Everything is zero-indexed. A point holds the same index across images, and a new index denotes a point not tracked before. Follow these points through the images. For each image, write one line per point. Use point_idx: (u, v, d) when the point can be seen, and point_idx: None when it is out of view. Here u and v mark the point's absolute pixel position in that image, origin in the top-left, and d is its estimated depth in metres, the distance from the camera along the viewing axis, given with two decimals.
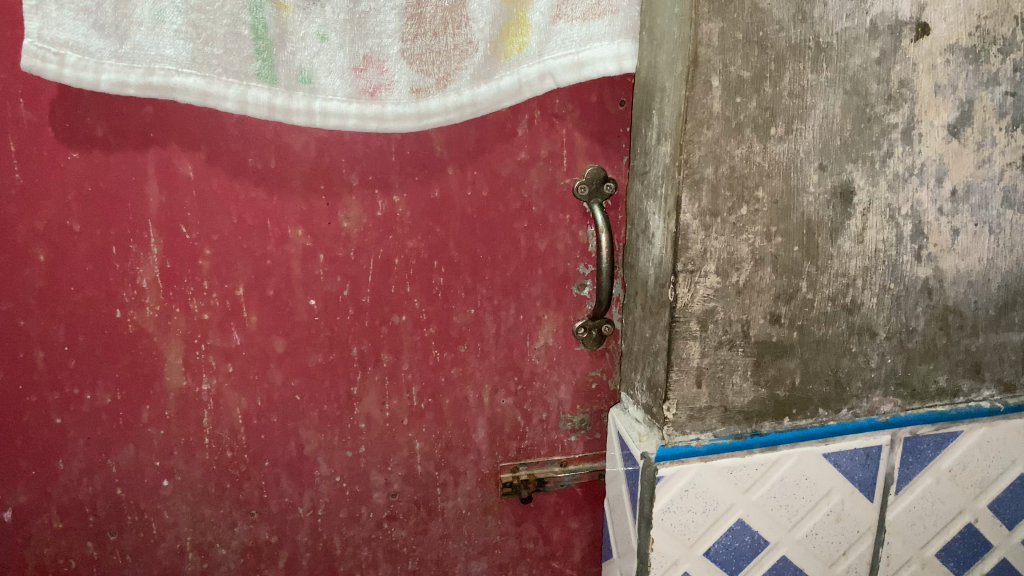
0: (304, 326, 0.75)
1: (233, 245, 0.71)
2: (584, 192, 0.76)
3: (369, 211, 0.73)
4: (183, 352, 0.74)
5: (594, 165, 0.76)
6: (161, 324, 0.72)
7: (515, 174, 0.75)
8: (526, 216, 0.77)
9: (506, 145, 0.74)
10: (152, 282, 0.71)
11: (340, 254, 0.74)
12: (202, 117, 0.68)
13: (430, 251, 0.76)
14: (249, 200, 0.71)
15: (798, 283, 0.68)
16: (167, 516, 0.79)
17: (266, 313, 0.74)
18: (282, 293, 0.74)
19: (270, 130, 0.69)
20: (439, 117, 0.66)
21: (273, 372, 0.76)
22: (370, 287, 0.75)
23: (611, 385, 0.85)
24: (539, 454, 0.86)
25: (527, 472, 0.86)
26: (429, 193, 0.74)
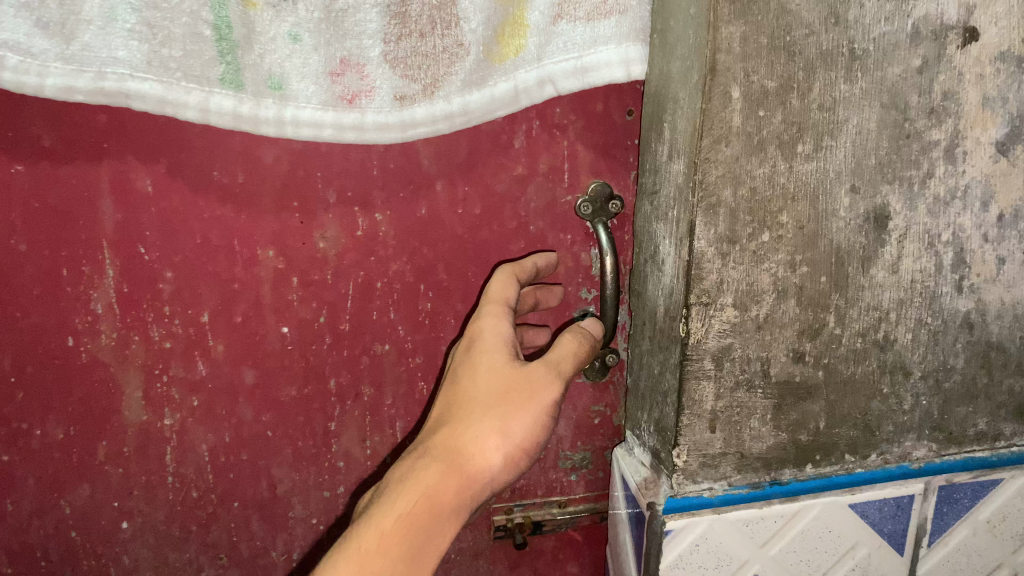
0: (276, 355, 0.70)
1: (197, 267, 0.66)
2: (588, 211, 0.69)
3: (348, 231, 0.67)
4: (143, 384, 0.70)
5: (598, 181, 0.69)
6: (118, 353, 0.68)
7: (511, 191, 0.68)
8: (523, 236, 0.70)
9: (502, 159, 0.67)
10: (107, 307, 0.66)
11: (316, 277, 0.68)
12: (161, 125, 0.61)
13: (417, 274, 0.69)
14: (216, 218, 0.65)
15: (826, 317, 0.60)
16: (127, 560, 0.76)
17: (234, 342, 0.69)
18: (251, 319, 0.69)
19: (237, 141, 0.63)
20: (424, 128, 0.60)
21: (243, 407, 0.72)
22: (349, 314, 0.70)
23: (616, 420, 0.78)
24: (536, 495, 0.80)
25: (523, 514, 0.80)
26: (416, 210, 0.67)
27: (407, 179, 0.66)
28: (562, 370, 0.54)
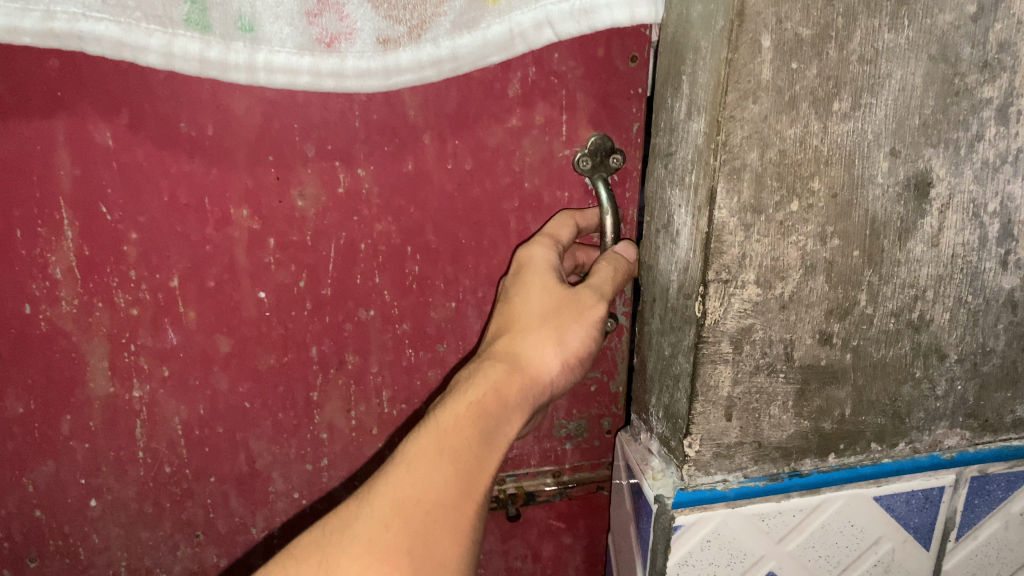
0: (254, 321, 0.69)
1: (165, 227, 0.64)
2: (586, 165, 0.66)
3: (329, 187, 0.65)
4: (108, 355, 0.68)
5: (598, 134, 0.66)
6: (81, 321, 0.66)
7: (505, 144, 0.65)
8: (516, 194, 0.68)
9: (495, 110, 0.64)
10: (67, 271, 0.64)
11: (295, 238, 0.66)
12: (121, 73, 0.58)
13: (403, 236, 0.68)
14: (182, 174, 0.62)
15: (857, 295, 0.54)
16: (96, 540, 0.77)
17: (205, 306, 0.68)
18: (226, 284, 0.67)
19: (205, 89, 0.59)
20: (409, 75, 0.53)
21: (218, 375, 0.71)
22: (332, 277, 0.68)
23: (611, 387, 0.77)
24: (528, 463, 0.81)
25: (515, 485, 0.81)
26: (401, 166, 0.65)
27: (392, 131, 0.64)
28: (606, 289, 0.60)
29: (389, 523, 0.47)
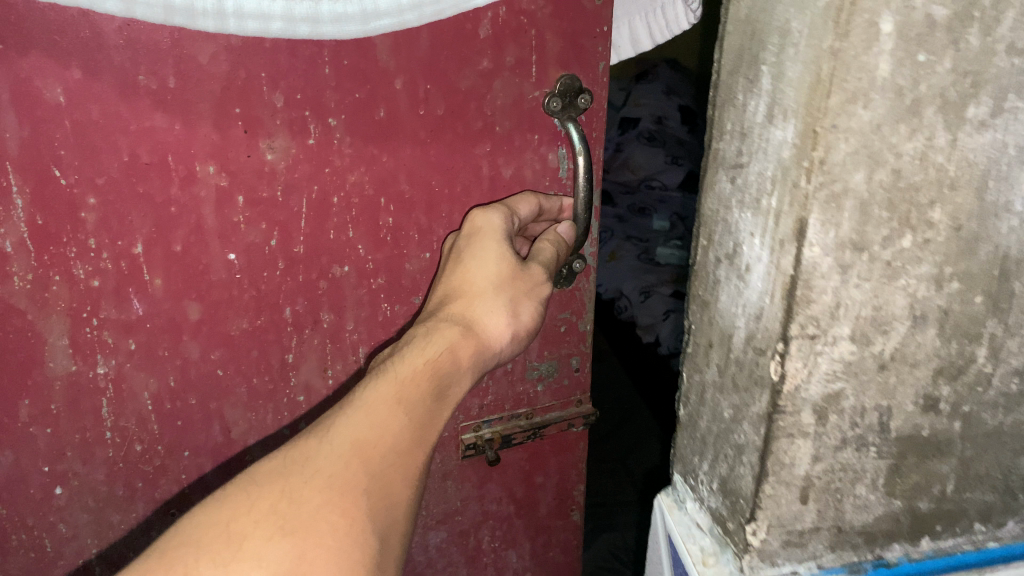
0: (221, 284, 1.23)
1: (119, 181, 1.09)
2: (553, 104, 1.28)
3: (309, 138, 1.17)
4: (68, 331, 1.15)
5: (564, 76, 1.26)
6: (41, 292, 1.11)
7: (474, 88, 1.22)
8: (487, 132, 1.27)
9: (469, 54, 1.19)
10: (18, 241, 1.07)
11: (265, 190, 1.18)
12: (86, 35, 0.99)
13: (375, 184, 1.24)
14: (142, 123, 1.06)
15: (963, 355, 0.76)
16: (67, 522, 1.31)
17: (173, 267, 1.18)
18: (185, 248, 1.18)
19: (172, 40, 1.02)
20: (384, 20, 1.05)
21: (186, 341, 1.25)
22: (319, 226, 1.24)
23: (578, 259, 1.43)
24: (499, 406, 1.62)
25: (489, 429, 1.63)
26: (378, 113, 1.19)
27: (358, 74, 1.14)
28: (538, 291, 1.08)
29: (350, 458, 0.78)
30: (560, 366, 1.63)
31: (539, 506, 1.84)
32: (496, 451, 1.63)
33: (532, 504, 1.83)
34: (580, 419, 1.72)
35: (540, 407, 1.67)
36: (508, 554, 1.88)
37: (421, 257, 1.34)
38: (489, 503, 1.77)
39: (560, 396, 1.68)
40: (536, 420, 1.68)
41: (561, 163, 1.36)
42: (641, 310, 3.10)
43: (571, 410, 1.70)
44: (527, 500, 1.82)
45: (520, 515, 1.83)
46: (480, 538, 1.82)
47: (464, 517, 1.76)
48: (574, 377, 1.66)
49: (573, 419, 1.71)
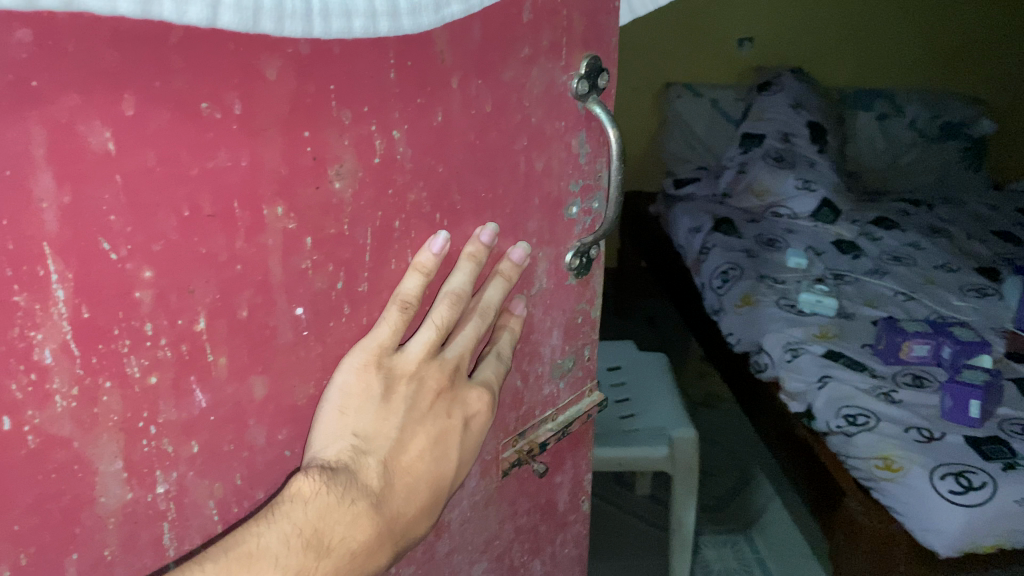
0: (285, 356, 0.87)
1: (186, 242, 0.74)
2: (580, 87, 1.00)
3: (368, 159, 0.83)
4: (122, 451, 0.79)
5: (588, 55, 1.00)
6: (93, 411, 0.74)
7: (516, 80, 0.93)
8: (524, 130, 0.97)
9: (515, 39, 0.90)
10: (61, 346, 0.70)
11: (330, 229, 0.83)
12: (147, 46, 0.65)
13: (430, 200, 0.90)
14: (209, 165, 0.73)
15: None
16: None
17: (238, 337, 0.82)
18: (253, 314, 0.82)
19: (243, 44, 0.70)
20: (457, 6, 0.78)
21: (252, 431, 0.89)
22: (378, 260, 0.89)
23: (578, 262, 1.15)
24: (533, 415, 1.21)
25: (526, 442, 1.21)
26: (433, 119, 0.86)
27: (417, 76, 0.82)
28: (442, 499, 0.98)
29: None
30: (576, 359, 1.25)
31: (556, 504, 1.38)
32: (539, 464, 1.21)
33: (551, 504, 1.36)
34: (597, 408, 1.33)
35: (565, 405, 1.27)
36: (531, 567, 1.38)
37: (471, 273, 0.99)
38: (521, 517, 1.29)
39: (577, 388, 1.29)
40: (561, 420, 1.27)
41: (582, 149, 1.07)
42: (789, 372, 2.66)
43: (586, 401, 1.31)
44: (549, 503, 1.36)
45: (543, 520, 1.36)
46: (512, 559, 1.32)
47: (500, 545, 1.27)
48: (587, 366, 1.28)
49: (589, 411, 1.33)
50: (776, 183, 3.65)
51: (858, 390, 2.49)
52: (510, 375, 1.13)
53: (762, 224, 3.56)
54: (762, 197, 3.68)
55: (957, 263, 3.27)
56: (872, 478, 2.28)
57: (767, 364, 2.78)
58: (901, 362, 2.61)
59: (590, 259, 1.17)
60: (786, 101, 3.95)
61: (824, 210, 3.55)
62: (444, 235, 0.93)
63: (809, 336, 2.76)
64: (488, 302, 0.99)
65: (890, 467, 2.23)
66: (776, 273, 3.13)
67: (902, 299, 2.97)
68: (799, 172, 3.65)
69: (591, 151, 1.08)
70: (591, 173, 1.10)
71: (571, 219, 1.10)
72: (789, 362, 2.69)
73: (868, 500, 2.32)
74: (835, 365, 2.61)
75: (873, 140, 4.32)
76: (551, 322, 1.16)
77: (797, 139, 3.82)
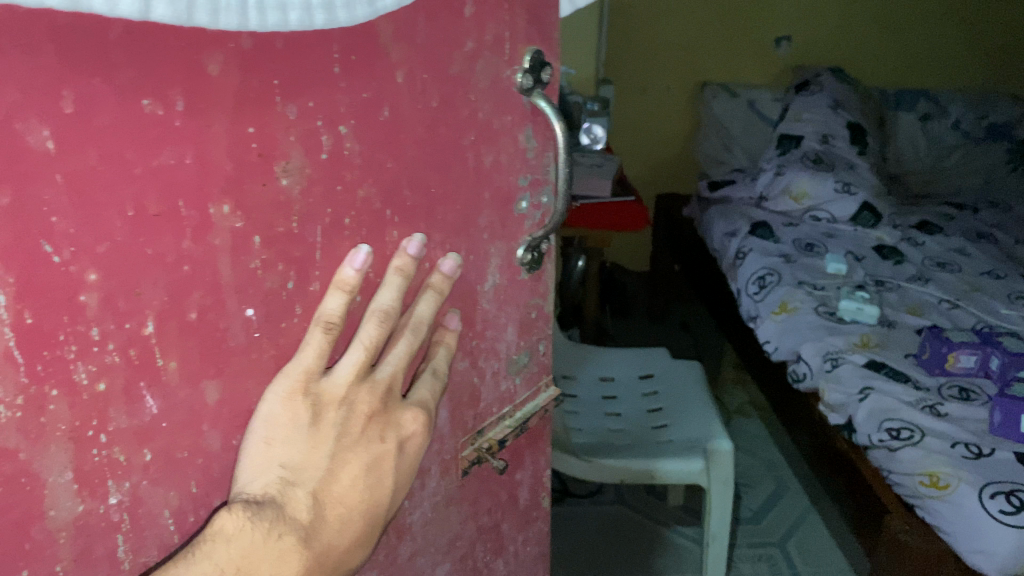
0: (242, 359, 0.83)
1: (134, 243, 0.70)
2: (524, 81, 0.97)
3: (314, 155, 0.80)
4: (73, 463, 0.73)
5: (531, 48, 0.97)
6: (42, 421, 0.70)
7: (461, 73, 0.90)
8: (470, 125, 0.94)
9: (456, 32, 0.88)
10: (6, 353, 0.65)
11: (279, 227, 0.80)
12: (85, 39, 0.62)
13: (379, 196, 0.87)
14: (156, 163, 0.69)
15: None
16: None
17: (191, 339, 0.78)
18: (206, 315, 0.79)
19: (186, 37, 0.68)
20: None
21: (210, 438, 0.85)
22: (329, 258, 0.86)
23: (530, 258, 1.11)
24: (492, 410, 1.16)
25: (486, 439, 1.16)
26: (381, 114, 0.84)
27: (362, 69, 0.80)
28: (382, 522, 0.96)
29: None
30: (532, 355, 1.21)
31: (516, 502, 1.31)
32: (501, 462, 1.16)
33: (512, 500, 1.30)
34: (555, 404, 1.28)
35: (522, 400, 1.22)
36: (494, 568, 1.31)
37: (423, 269, 0.96)
38: (483, 516, 1.24)
39: (534, 384, 1.24)
40: (520, 416, 1.22)
41: (529, 143, 1.03)
42: (829, 383, 2.54)
43: (544, 396, 1.26)
44: (509, 500, 1.29)
45: (506, 520, 1.31)
46: (476, 559, 1.26)
47: (463, 546, 1.21)
48: (543, 361, 1.23)
49: (548, 407, 1.27)
50: (815, 187, 3.46)
51: (902, 403, 2.36)
52: (465, 373, 1.09)
53: (800, 228, 3.43)
54: (800, 201, 3.48)
55: (1005, 271, 3.14)
56: (917, 495, 2.16)
57: (806, 374, 2.65)
58: (946, 373, 2.49)
59: (542, 254, 1.13)
60: (824, 100, 3.78)
61: (864, 214, 3.43)
62: (364, 249, 0.88)
63: (849, 345, 2.64)
64: (420, 318, 0.95)
65: (937, 483, 2.11)
66: (815, 279, 3.01)
67: (946, 307, 2.85)
68: (838, 175, 3.49)
69: (538, 145, 1.05)
70: (539, 168, 1.07)
71: (521, 214, 1.07)
72: (828, 372, 2.58)
73: (913, 519, 2.19)
74: (877, 376, 2.49)
75: (915, 141, 4.14)
76: (505, 317, 1.12)
77: (837, 140, 3.67)
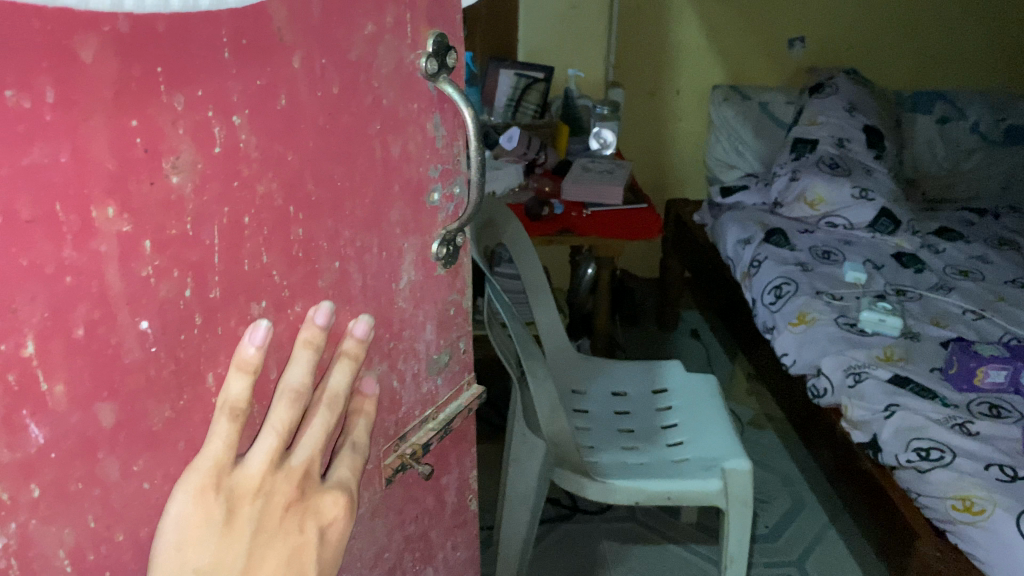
0: (141, 379, 0.73)
1: (4, 252, 0.60)
2: (430, 66, 0.90)
3: (207, 149, 0.71)
4: None
5: (435, 30, 0.90)
6: None
7: (363, 58, 0.82)
8: (376, 115, 0.86)
9: (356, 16, 0.80)
10: None
11: (173, 229, 0.70)
12: None
13: (283, 192, 0.79)
14: (27, 163, 0.59)
15: None
16: None
17: (79, 358, 0.67)
18: (98, 330, 0.68)
19: (57, 17, 0.57)
20: None
21: (111, 468, 0.73)
22: (229, 262, 0.76)
23: (444, 253, 1.05)
24: (414, 416, 1.10)
25: (410, 445, 1.10)
26: (277, 103, 0.75)
27: (255, 55, 0.71)
28: None
29: None
30: (452, 353, 1.15)
31: (444, 507, 1.25)
32: (426, 468, 1.10)
33: (440, 506, 1.24)
34: (478, 402, 1.22)
35: (445, 401, 1.15)
36: None
37: (332, 270, 0.88)
38: (410, 525, 1.18)
39: (454, 383, 1.18)
40: (444, 418, 1.16)
41: (437, 131, 0.96)
42: (852, 399, 2.39)
43: (467, 395, 1.20)
44: (436, 506, 1.24)
45: (433, 526, 1.24)
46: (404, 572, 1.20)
47: (390, 558, 1.15)
48: (464, 359, 1.18)
49: (472, 406, 1.21)
50: (832, 191, 3.30)
51: (930, 420, 2.21)
52: (382, 376, 1.02)
53: (817, 235, 3.30)
54: (816, 207, 3.33)
55: None
56: (948, 521, 2.01)
57: (826, 389, 2.52)
58: (975, 390, 2.33)
59: (457, 247, 1.07)
60: (840, 104, 3.60)
61: (882, 220, 3.27)
62: (264, 324, 0.81)
63: (872, 359, 2.49)
64: (335, 391, 0.92)
65: (971, 509, 1.96)
66: (832, 288, 2.88)
67: (970, 317, 2.72)
68: (855, 179, 3.33)
69: (447, 133, 0.98)
70: (448, 156, 1.00)
71: (434, 206, 1.00)
72: (851, 387, 2.43)
73: (944, 544, 2.04)
74: (903, 393, 2.33)
75: (932, 147, 3.98)
76: (424, 315, 1.06)
77: (853, 144, 3.52)
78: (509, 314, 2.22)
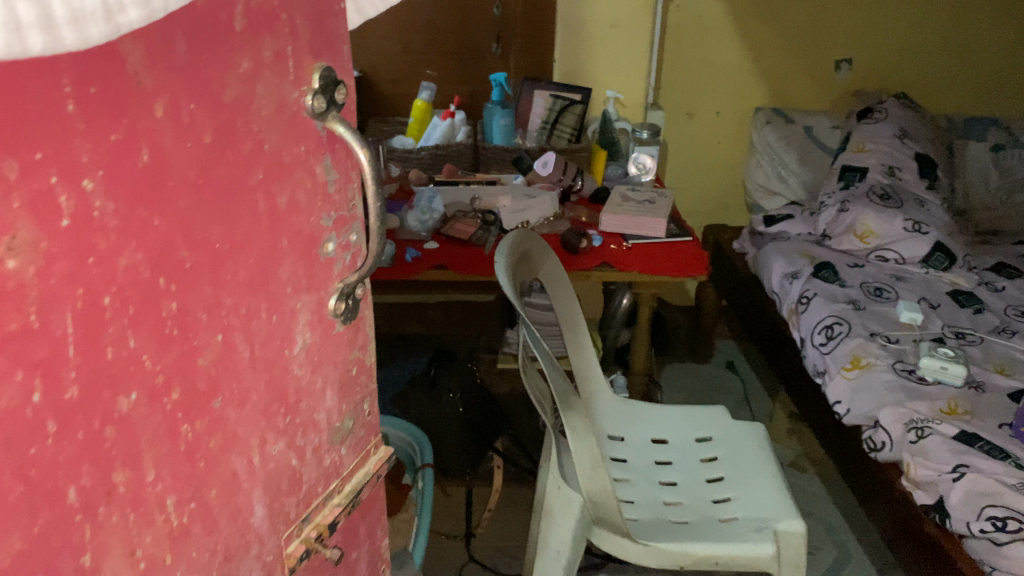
0: None
1: None
2: (319, 104, 0.73)
3: (52, 223, 0.53)
4: None
5: (322, 64, 0.73)
6: None
7: (241, 99, 0.66)
8: (259, 162, 0.70)
9: (228, 51, 0.64)
10: None
11: (12, 323, 0.52)
12: None
13: (152, 265, 0.61)
14: None
15: None
16: None
17: None
18: None
19: None
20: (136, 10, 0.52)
21: None
22: (90, 358, 0.58)
23: (342, 312, 0.86)
24: (318, 493, 0.91)
25: (315, 526, 0.91)
26: (138, 159, 0.58)
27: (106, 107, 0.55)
28: None
29: None
30: (355, 418, 0.96)
31: None
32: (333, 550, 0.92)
33: None
34: (387, 467, 1.04)
35: (350, 471, 0.96)
36: None
37: (214, 344, 0.70)
38: None
39: (359, 451, 0.98)
40: (350, 490, 0.97)
41: (330, 176, 0.79)
42: (916, 457, 2.17)
43: (374, 460, 1.02)
44: None
45: None
46: None
47: None
48: (369, 422, 0.99)
49: (379, 473, 1.02)
50: (882, 225, 3.06)
51: (1005, 485, 1.97)
52: (279, 456, 0.82)
53: (866, 269, 3.06)
54: (865, 240, 3.09)
55: None
56: None
57: (885, 443, 2.29)
58: None
59: (358, 300, 0.88)
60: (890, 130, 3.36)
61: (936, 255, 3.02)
62: None
63: (934, 412, 2.25)
64: None
65: None
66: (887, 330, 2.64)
67: None
68: (907, 212, 3.07)
69: (340, 176, 0.81)
70: (343, 202, 0.82)
71: (328, 259, 0.81)
72: (914, 444, 2.20)
73: None
74: (972, 452, 2.09)
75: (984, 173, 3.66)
76: (322, 381, 0.86)
77: (903, 173, 3.25)
78: (547, 360, 2.04)
